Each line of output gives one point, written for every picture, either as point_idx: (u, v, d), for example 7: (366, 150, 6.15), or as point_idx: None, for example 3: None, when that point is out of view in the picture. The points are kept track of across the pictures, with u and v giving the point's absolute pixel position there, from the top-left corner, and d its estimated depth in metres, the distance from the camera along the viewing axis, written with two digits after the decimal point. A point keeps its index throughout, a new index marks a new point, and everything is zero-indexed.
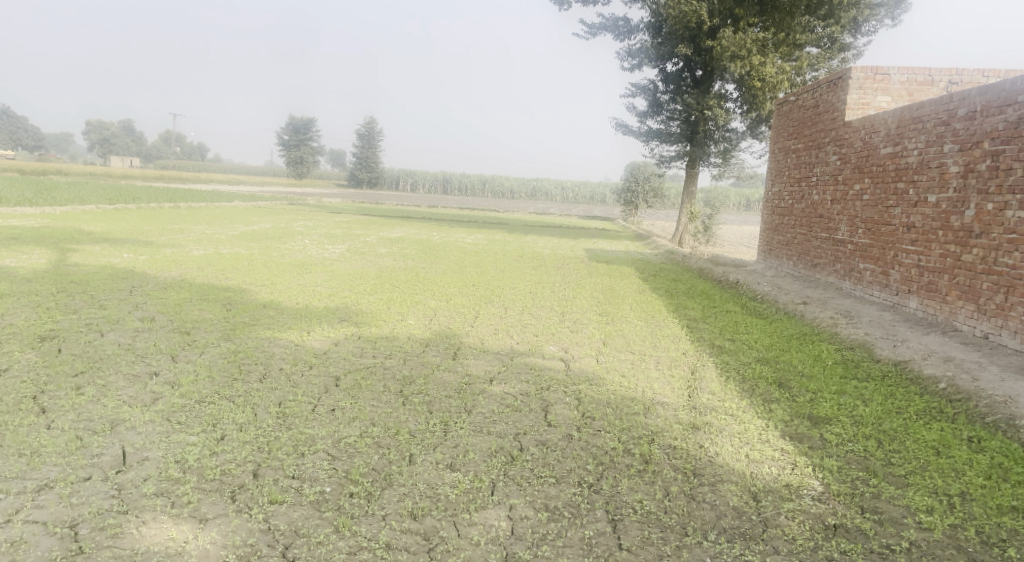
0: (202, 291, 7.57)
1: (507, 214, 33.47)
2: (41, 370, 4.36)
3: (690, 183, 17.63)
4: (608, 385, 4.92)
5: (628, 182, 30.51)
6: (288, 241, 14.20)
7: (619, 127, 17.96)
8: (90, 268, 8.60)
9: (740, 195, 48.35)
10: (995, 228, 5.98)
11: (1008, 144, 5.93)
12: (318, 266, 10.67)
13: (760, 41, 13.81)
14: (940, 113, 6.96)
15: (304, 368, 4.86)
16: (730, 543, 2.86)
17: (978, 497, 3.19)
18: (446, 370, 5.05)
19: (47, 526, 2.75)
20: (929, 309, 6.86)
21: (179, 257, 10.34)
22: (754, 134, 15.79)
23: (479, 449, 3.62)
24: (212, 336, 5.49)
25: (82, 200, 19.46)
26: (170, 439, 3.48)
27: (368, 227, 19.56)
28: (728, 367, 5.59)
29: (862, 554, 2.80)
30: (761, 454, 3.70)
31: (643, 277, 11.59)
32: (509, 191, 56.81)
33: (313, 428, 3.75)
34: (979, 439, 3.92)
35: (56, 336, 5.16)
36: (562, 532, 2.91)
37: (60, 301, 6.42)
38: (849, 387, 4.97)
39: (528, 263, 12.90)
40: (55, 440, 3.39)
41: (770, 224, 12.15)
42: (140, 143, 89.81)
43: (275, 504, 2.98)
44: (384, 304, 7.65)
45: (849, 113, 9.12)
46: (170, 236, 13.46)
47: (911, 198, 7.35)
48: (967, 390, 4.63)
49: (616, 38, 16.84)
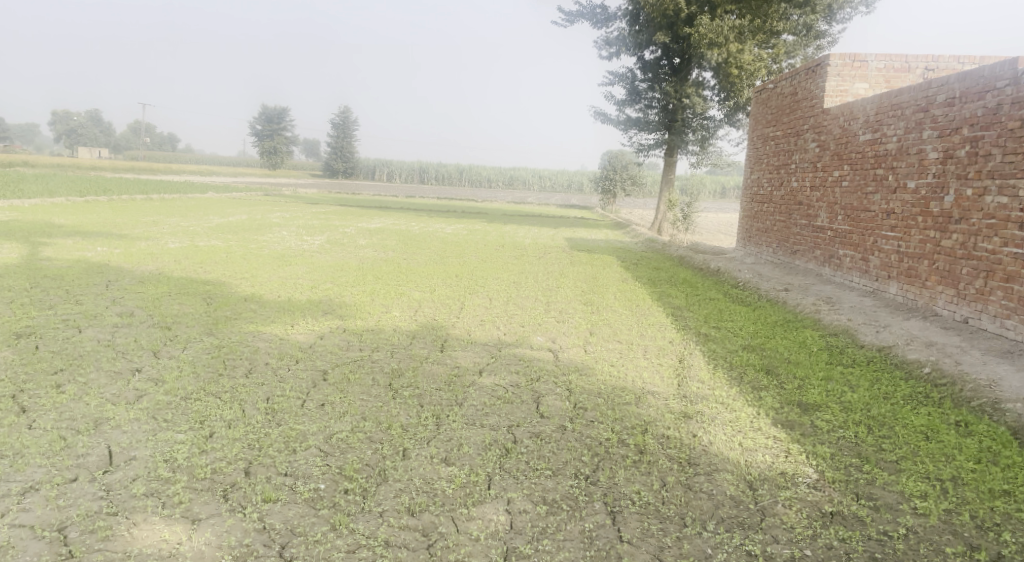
0: (181, 285, 7.41)
1: (485, 204, 33.34)
2: (19, 368, 4.22)
3: (670, 172, 17.73)
4: (598, 374, 4.91)
5: (606, 171, 30.54)
6: (265, 232, 13.99)
7: (597, 116, 17.95)
8: (63, 263, 8.36)
9: (717, 183, 48.80)
10: (974, 214, 6.06)
11: (987, 130, 6.00)
12: (298, 258, 10.51)
13: (738, 29, 13.86)
14: (918, 100, 7.02)
15: (291, 362, 4.77)
16: (729, 533, 2.87)
17: (969, 481, 3.24)
18: (434, 362, 5.00)
19: (34, 529, 2.66)
20: (909, 295, 6.96)
21: (155, 250, 10.10)
22: (732, 122, 15.86)
23: (473, 442, 3.59)
24: (194, 331, 5.37)
25: (52, 192, 18.98)
26: (157, 438, 3.39)
27: (347, 217, 19.37)
28: (715, 355, 5.62)
29: (861, 541, 2.82)
30: (754, 442, 3.71)
31: (624, 266, 11.61)
32: (487, 180, 56.62)
33: (303, 424, 3.68)
34: (966, 423, 3.99)
35: (32, 332, 5.02)
36: (562, 525, 2.89)
37: (35, 297, 6.24)
38: (836, 373, 5.02)
39: (510, 253, 12.82)
40: (38, 441, 3.28)
41: (749, 212, 12.22)
42: (108, 133, 88.00)
43: (269, 502, 2.92)
44: (368, 296, 7.56)
45: (828, 99, 9.18)
46: (145, 228, 13.15)
47: (890, 184, 7.43)
48: (951, 374, 4.71)
49: (594, 26, 16.79)
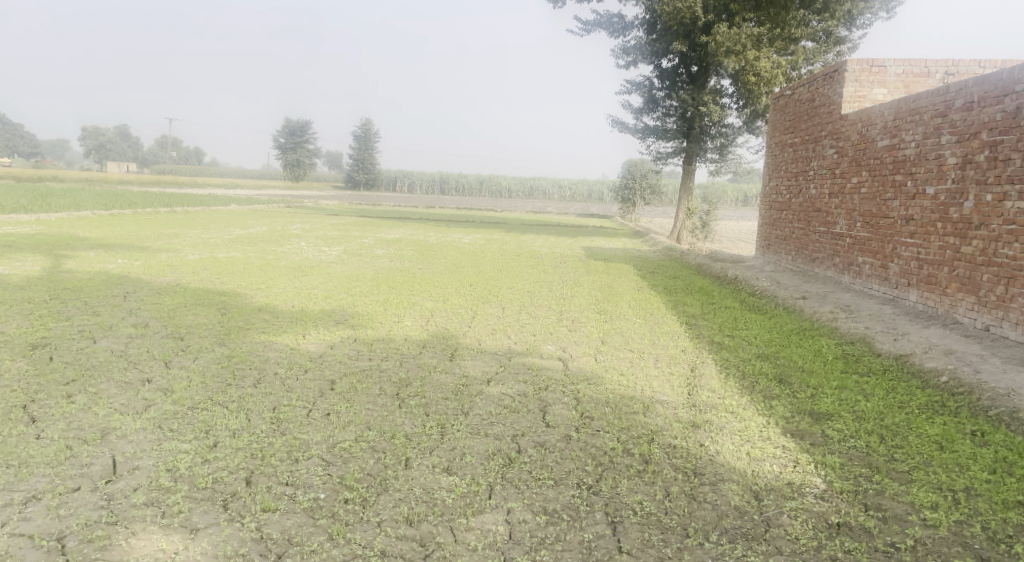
0: (197, 295, 7.52)
1: (504, 214, 33.43)
2: (32, 378, 4.30)
3: (688, 181, 17.59)
4: (607, 384, 4.86)
5: (626, 180, 30.46)
6: (284, 244, 14.15)
7: (614, 124, 17.93)
8: (84, 275, 8.54)
9: (739, 191, 48.49)
10: (994, 220, 5.93)
11: (1006, 134, 5.87)
12: (314, 269, 10.60)
13: (756, 36, 13.78)
14: (937, 104, 6.90)
15: (300, 372, 4.80)
16: (732, 544, 2.81)
17: (983, 492, 3.15)
18: (442, 371, 5.00)
19: (34, 539, 2.69)
20: (929, 302, 6.82)
21: (174, 262, 10.26)
22: (751, 129, 15.71)
23: (477, 452, 3.57)
24: (206, 341, 5.43)
25: (78, 206, 19.44)
26: (161, 447, 3.43)
27: (365, 228, 19.63)
28: (728, 363, 5.55)
29: (867, 553, 2.75)
30: (762, 451, 3.65)
31: (639, 275, 11.50)
32: (507, 191, 56.79)
33: (307, 433, 3.69)
34: (983, 433, 3.88)
35: (48, 343, 5.11)
36: (561, 536, 2.85)
37: (53, 309, 6.36)
38: (850, 382, 4.92)
39: (525, 262, 12.80)
40: (44, 451, 3.33)
41: (768, 219, 12.09)
42: (136, 149, 90.20)
43: (268, 512, 2.93)
44: (381, 306, 7.59)
45: (845, 106, 9.07)
46: (166, 241, 13.37)
47: (909, 190, 7.30)
48: (970, 383, 4.59)
49: (611, 35, 16.81)
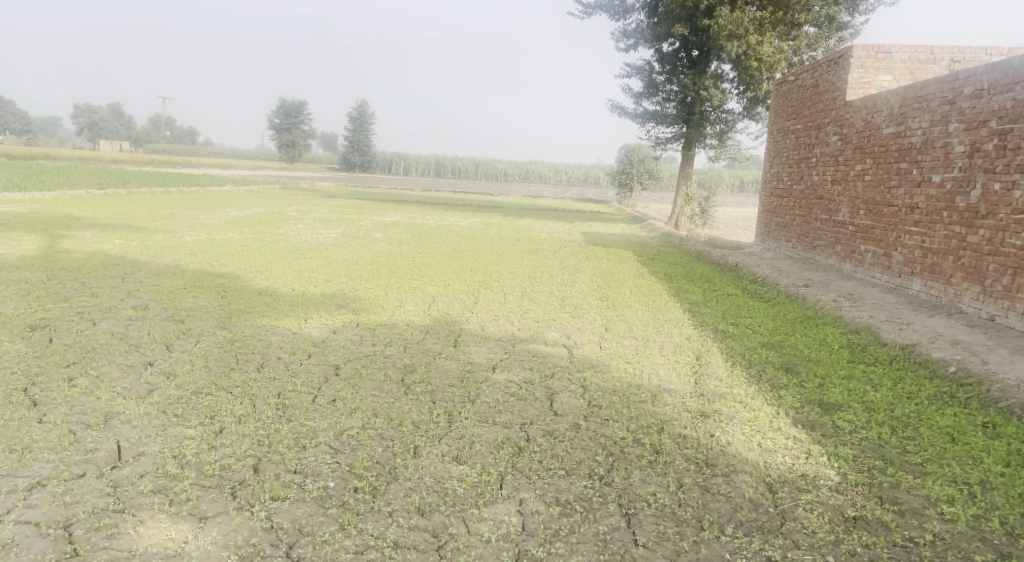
0: (196, 277, 7.43)
1: (501, 198, 33.31)
2: (32, 360, 4.23)
3: (687, 166, 17.45)
4: (613, 371, 4.83)
5: (623, 165, 30.32)
6: (281, 226, 14.01)
7: (614, 109, 17.80)
8: (80, 255, 8.41)
9: (735, 176, 48.56)
10: (1002, 209, 5.88)
11: (1017, 123, 5.79)
12: (314, 251, 10.49)
13: (759, 20, 13.62)
14: (945, 92, 6.82)
15: (303, 356, 4.73)
16: (748, 538, 2.78)
17: (997, 485, 3.13)
18: (448, 358, 4.94)
19: (40, 527, 2.64)
20: (932, 291, 6.79)
21: (172, 243, 10.12)
22: (751, 115, 15.58)
23: (485, 440, 3.52)
24: (207, 324, 5.35)
25: (72, 184, 19.20)
26: (166, 433, 3.38)
27: (363, 211, 19.48)
28: (733, 352, 5.51)
29: (887, 548, 2.72)
30: (773, 443, 3.61)
31: (640, 261, 11.42)
32: (503, 174, 56.60)
33: (313, 420, 3.64)
34: (994, 424, 3.86)
35: (47, 325, 5.03)
36: (576, 527, 2.82)
37: (51, 289, 6.26)
38: (858, 371, 4.89)
39: (525, 247, 12.69)
40: (48, 435, 3.27)
41: (769, 206, 12.02)
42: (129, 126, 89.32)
43: (278, 501, 2.88)
44: (381, 290, 7.51)
45: (851, 92, 8.98)
46: (162, 221, 13.21)
47: (914, 178, 7.24)
48: (978, 373, 4.57)
49: (611, 17, 16.60)
